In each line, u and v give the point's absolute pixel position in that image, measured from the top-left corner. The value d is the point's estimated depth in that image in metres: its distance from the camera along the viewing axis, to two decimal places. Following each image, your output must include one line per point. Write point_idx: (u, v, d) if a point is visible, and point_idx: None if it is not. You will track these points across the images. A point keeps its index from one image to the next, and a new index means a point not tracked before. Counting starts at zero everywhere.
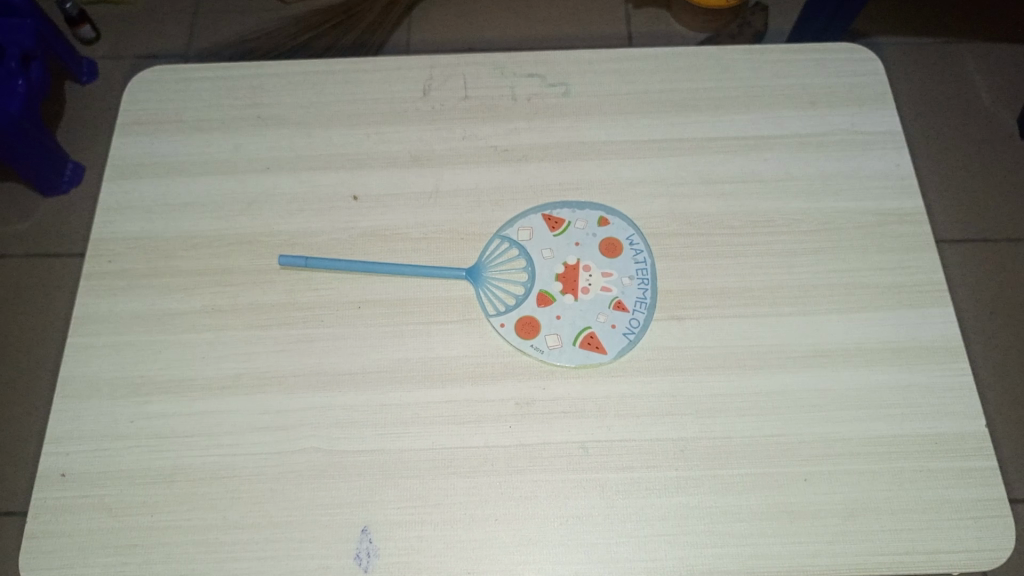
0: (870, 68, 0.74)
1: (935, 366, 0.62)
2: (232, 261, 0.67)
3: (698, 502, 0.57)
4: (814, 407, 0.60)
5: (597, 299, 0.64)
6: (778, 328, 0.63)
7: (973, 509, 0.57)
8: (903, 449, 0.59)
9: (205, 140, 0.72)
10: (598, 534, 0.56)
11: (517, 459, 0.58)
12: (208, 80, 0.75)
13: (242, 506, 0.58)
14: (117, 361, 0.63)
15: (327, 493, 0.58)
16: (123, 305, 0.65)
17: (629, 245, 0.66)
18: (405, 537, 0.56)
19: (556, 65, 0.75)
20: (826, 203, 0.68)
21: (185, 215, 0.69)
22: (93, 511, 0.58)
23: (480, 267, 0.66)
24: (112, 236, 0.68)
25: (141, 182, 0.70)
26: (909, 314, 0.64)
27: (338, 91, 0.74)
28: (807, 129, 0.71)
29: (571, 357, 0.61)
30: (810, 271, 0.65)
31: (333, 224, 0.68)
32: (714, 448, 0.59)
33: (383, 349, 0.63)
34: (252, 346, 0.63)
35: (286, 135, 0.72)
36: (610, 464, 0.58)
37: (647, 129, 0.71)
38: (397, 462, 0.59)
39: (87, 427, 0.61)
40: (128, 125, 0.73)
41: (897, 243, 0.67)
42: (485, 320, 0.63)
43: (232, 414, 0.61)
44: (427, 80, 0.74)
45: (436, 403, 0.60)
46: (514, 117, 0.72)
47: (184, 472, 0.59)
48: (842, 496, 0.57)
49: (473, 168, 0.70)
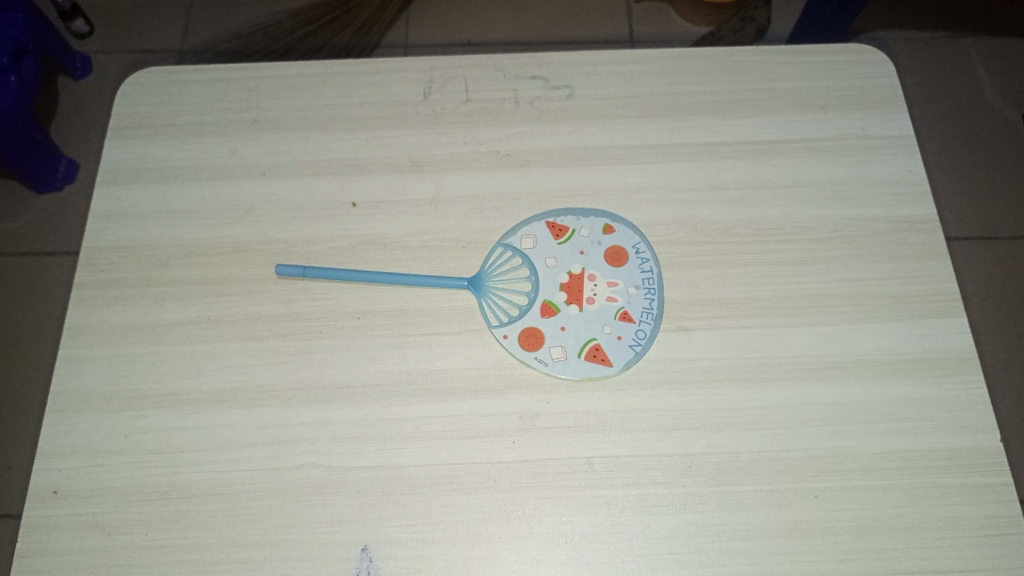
0: (881, 70, 0.73)
1: (949, 378, 0.60)
2: (228, 269, 0.65)
3: (705, 519, 0.56)
4: (824, 421, 0.58)
5: (602, 309, 0.62)
6: (788, 339, 0.61)
7: (987, 527, 0.55)
8: (917, 464, 0.57)
9: (200, 145, 0.70)
10: (602, 554, 0.55)
11: (520, 475, 0.57)
12: (203, 82, 0.73)
13: (239, 524, 0.56)
14: (110, 373, 0.61)
15: (325, 511, 0.56)
16: (117, 316, 0.64)
17: (635, 254, 0.64)
18: (406, 556, 0.55)
19: (559, 67, 0.73)
20: (835, 210, 0.67)
21: (180, 222, 0.67)
22: (88, 528, 0.57)
23: (482, 276, 0.64)
24: (105, 244, 0.66)
25: (135, 188, 0.69)
26: (921, 325, 0.62)
27: (337, 94, 0.72)
28: (816, 134, 0.70)
29: (577, 370, 0.60)
30: (820, 280, 0.64)
31: (331, 231, 0.67)
32: (722, 463, 0.57)
33: (383, 361, 0.61)
34: (249, 358, 0.62)
35: (282, 140, 0.70)
36: (615, 480, 0.57)
37: (652, 134, 0.70)
38: (396, 479, 0.57)
39: (80, 443, 0.59)
40: (121, 129, 0.71)
41: (909, 252, 0.65)
42: (488, 331, 0.62)
43: (229, 428, 0.59)
44: (428, 82, 0.72)
45: (438, 417, 0.59)
46: (516, 121, 0.71)
47: (180, 489, 0.57)
48: (854, 513, 0.56)
49: (474, 174, 0.68)
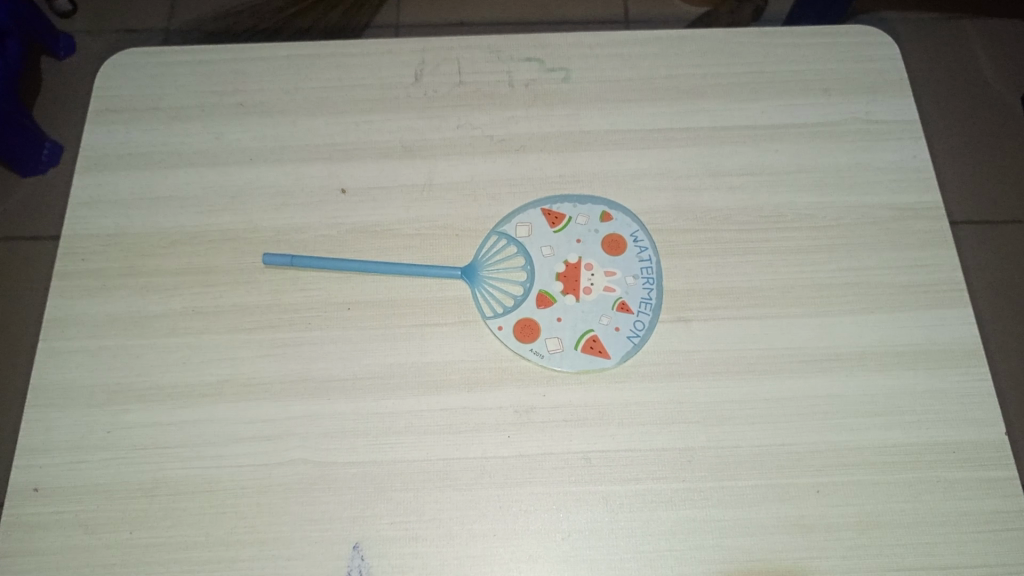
0: (886, 53, 0.71)
1: (955, 370, 0.59)
2: (215, 259, 0.63)
3: (705, 516, 0.54)
4: (827, 414, 0.57)
5: (599, 299, 0.60)
6: (790, 331, 0.60)
7: (991, 522, 0.54)
8: (921, 458, 0.56)
9: (184, 129, 0.68)
10: (599, 551, 0.54)
11: (517, 470, 0.56)
12: (187, 63, 0.70)
13: (227, 521, 0.55)
14: (92, 366, 0.60)
15: (316, 508, 0.55)
16: (99, 307, 0.61)
17: (633, 242, 0.63)
18: (399, 554, 0.54)
19: (555, 48, 0.71)
20: (839, 197, 0.65)
21: (164, 210, 0.65)
22: (71, 527, 0.55)
23: (477, 265, 0.62)
24: (86, 232, 0.64)
25: (117, 174, 0.66)
26: (927, 315, 0.61)
27: (326, 76, 0.70)
28: (820, 119, 0.68)
29: (573, 362, 0.58)
30: (823, 269, 0.62)
31: (320, 219, 0.64)
32: (723, 457, 0.56)
33: (374, 353, 0.59)
34: (236, 350, 0.60)
35: (269, 124, 0.68)
36: (614, 476, 0.55)
37: (651, 119, 0.68)
38: (389, 475, 0.56)
39: (62, 439, 0.57)
40: (101, 113, 0.68)
41: (914, 240, 0.63)
42: (483, 322, 0.60)
43: (216, 423, 0.57)
44: (420, 65, 0.70)
45: (431, 412, 0.57)
46: (510, 105, 0.68)
47: (166, 486, 0.56)
48: (856, 508, 0.55)
49: (468, 160, 0.66)
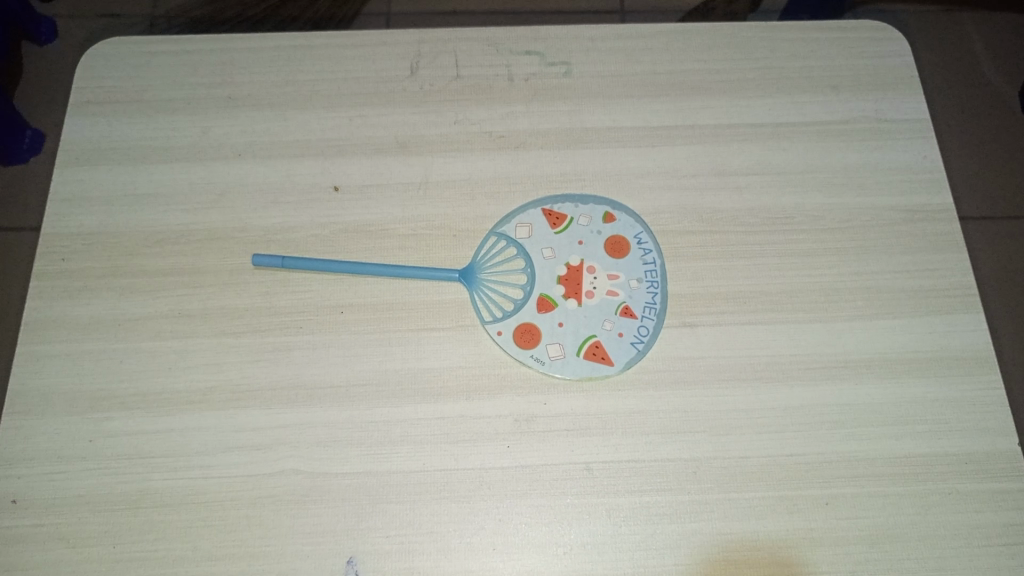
0: (896, 48, 0.69)
1: (965, 378, 0.57)
2: (202, 259, 0.60)
3: (711, 529, 0.53)
4: (835, 423, 0.56)
5: (602, 304, 0.58)
6: (798, 337, 0.58)
7: (1003, 535, 0.53)
8: (931, 470, 0.55)
9: (169, 123, 0.65)
10: (602, 565, 0.52)
11: (517, 481, 0.54)
12: (173, 53, 0.67)
13: (215, 535, 0.52)
14: (74, 372, 0.57)
15: (308, 521, 0.53)
16: (80, 309, 0.59)
17: (637, 244, 0.61)
18: (395, 569, 0.52)
19: (556, 41, 0.68)
20: (848, 198, 0.63)
21: (149, 207, 0.62)
22: (50, 542, 0.52)
23: (475, 268, 0.60)
24: (67, 231, 0.61)
25: (99, 169, 0.63)
26: (937, 321, 0.59)
27: (317, 69, 0.67)
28: (828, 116, 0.66)
29: (575, 369, 0.56)
30: (831, 273, 0.60)
31: (311, 218, 0.62)
32: (729, 468, 0.54)
33: (369, 359, 0.57)
34: (225, 355, 0.57)
35: (259, 118, 0.65)
36: (617, 487, 0.54)
37: (656, 116, 0.65)
38: (384, 486, 0.54)
39: (41, 448, 0.55)
40: (82, 105, 0.65)
41: (924, 243, 0.62)
42: (481, 327, 0.58)
43: (202, 432, 0.55)
44: (416, 57, 0.67)
45: (428, 420, 0.55)
46: (510, 99, 0.66)
47: (152, 497, 0.54)
48: (865, 521, 0.53)
49: (465, 157, 0.64)
